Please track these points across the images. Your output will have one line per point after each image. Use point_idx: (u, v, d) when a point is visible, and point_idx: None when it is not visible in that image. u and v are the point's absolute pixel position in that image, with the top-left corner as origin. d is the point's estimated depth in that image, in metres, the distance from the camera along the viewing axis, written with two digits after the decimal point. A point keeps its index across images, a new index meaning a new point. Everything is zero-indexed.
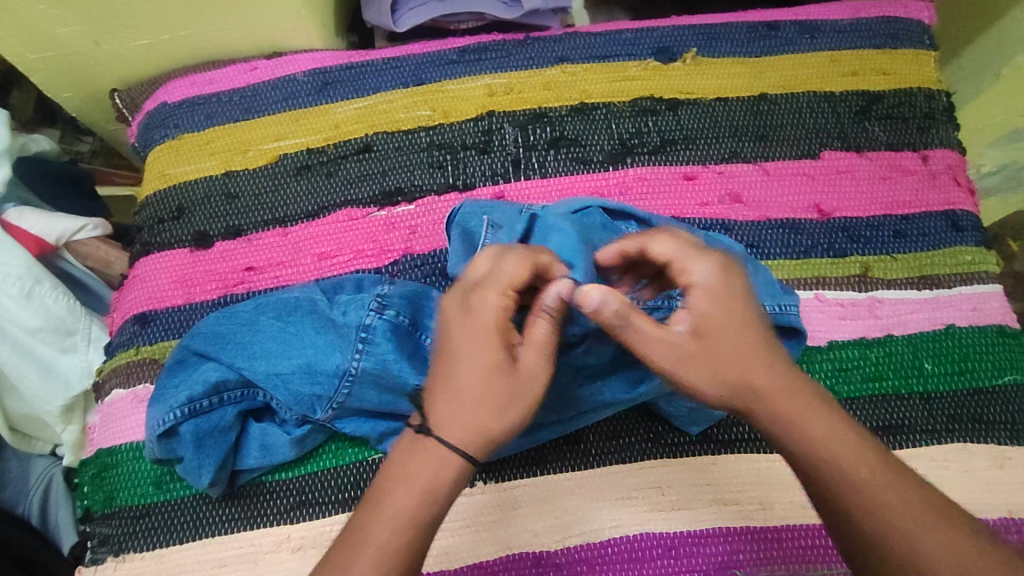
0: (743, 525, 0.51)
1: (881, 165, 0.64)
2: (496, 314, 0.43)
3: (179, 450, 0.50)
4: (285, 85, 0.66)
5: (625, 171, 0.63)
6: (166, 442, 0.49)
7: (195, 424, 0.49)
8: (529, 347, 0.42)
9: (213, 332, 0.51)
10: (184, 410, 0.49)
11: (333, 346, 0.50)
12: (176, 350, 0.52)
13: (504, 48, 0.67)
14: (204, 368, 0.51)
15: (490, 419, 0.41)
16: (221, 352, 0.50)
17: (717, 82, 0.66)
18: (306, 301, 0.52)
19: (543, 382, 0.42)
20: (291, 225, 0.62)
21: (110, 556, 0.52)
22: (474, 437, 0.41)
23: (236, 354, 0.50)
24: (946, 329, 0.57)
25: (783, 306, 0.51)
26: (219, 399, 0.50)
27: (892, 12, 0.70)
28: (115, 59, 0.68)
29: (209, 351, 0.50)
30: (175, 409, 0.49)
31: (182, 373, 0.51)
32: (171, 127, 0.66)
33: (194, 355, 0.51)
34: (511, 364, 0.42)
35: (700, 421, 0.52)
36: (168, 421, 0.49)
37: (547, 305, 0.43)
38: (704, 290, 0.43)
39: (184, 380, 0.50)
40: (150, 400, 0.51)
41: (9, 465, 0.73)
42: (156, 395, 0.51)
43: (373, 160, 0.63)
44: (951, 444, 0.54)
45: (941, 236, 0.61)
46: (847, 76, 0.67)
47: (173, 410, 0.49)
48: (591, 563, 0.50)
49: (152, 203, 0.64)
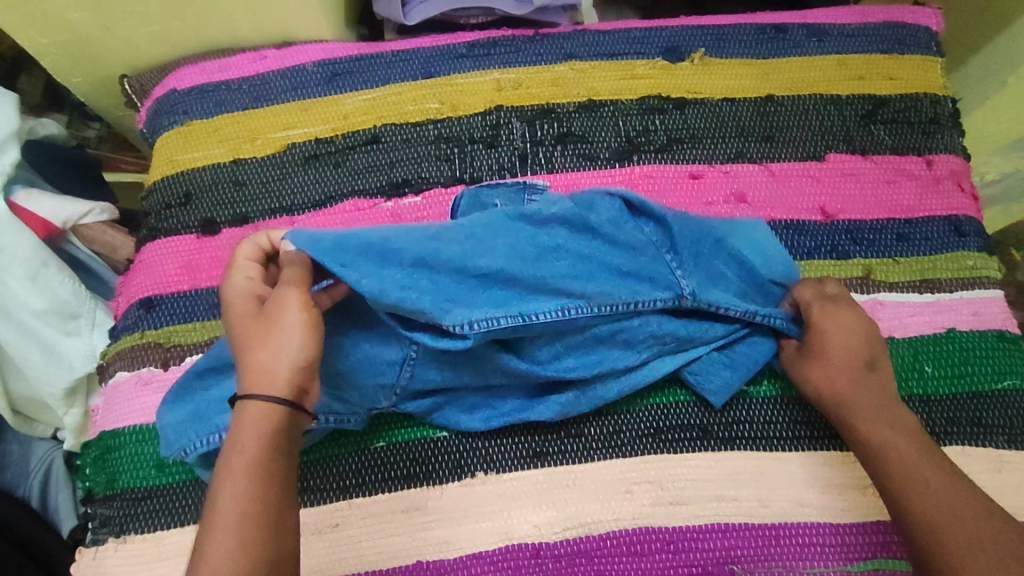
0: (742, 521, 0.51)
1: (885, 169, 0.64)
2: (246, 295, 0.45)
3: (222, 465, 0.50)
4: (294, 75, 0.67)
5: (631, 168, 0.63)
6: (204, 454, 0.49)
7: None
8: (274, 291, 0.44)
9: None
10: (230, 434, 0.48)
11: (388, 337, 0.49)
12: (210, 358, 0.49)
13: (513, 44, 0.68)
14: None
15: (261, 354, 0.42)
16: None
17: (725, 82, 0.67)
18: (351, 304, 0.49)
19: (292, 305, 0.43)
20: (299, 214, 0.62)
21: (111, 537, 0.52)
22: (264, 376, 0.41)
23: None
24: (946, 332, 0.58)
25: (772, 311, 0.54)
26: None
27: (900, 18, 0.70)
28: (126, 45, 0.69)
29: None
30: (218, 430, 0.48)
31: (216, 384, 0.50)
32: (180, 114, 0.66)
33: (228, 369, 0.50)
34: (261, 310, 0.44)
35: (730, 388, 0.54)
36: (213, 441, 0.48)
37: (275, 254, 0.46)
38: (822, 320, 0.54)
39: (219, 396, 0.49)
40: (171, 397, 0.50)
41: (10, 447, 0.74)
42: (183, 395, 0.50)
43: (381, 151, 0.64)
44: (949, 446, 0.54)
45: (943, 241, 0.62)
46: (854, 79, 0.67)
47: (217, 432, 0.48)
48: (591, 555, 0.50)
49: (159, 188, 0.64)
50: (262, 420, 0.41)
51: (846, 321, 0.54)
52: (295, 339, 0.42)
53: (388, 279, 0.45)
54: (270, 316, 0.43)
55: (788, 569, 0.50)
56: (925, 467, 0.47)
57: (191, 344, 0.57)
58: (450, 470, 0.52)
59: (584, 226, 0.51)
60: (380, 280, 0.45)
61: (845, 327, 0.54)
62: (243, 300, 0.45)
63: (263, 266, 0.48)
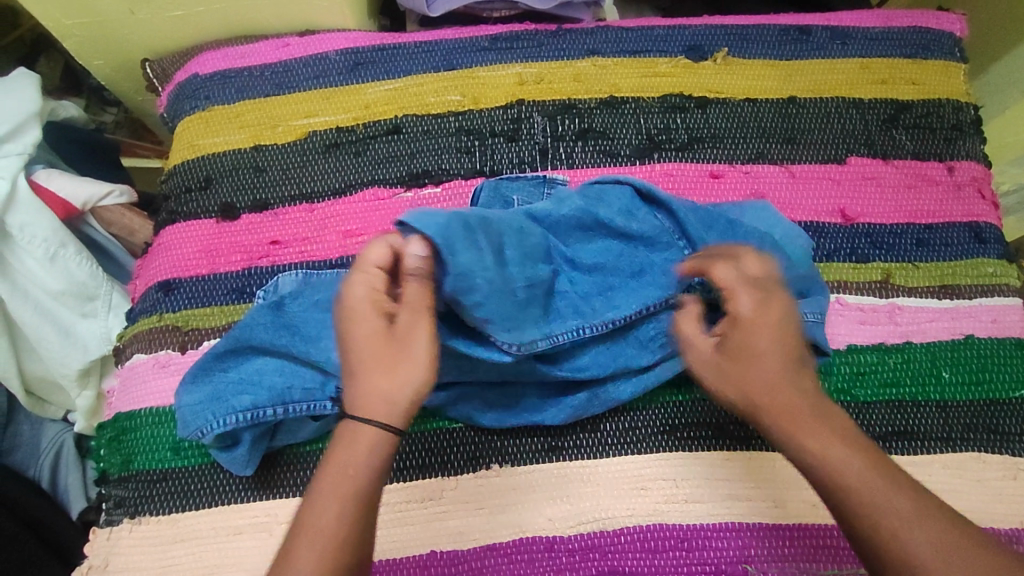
0: (756, 521, 0.51)
1: (906, 173, 0.64)
2: (371, 301, 0.41)
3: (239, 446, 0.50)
4: (316, 63, 0.67)
5: (652, 166, 0.63)
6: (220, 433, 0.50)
7: (256, 427, 0.50)
8: (407, 312, 0.41)
9: (276, 323, 0.50)
10: (246, 415, 0.48)
11: None
12: (229, 339, 0.50)
13: (536, 38, 0.68)
14: (259, 364, 0.50)
15: (386, 383, 0.40)
16: (291, 346, 0.49)
17: (747, 83, 0.67)
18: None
19: (429, 339, 0.41)
20: (318, 202, 0.62)
21: (126, 518, 0.52)
22: (383, 406, 0.40)
23: (309, 344, 0.49)
24: (965, 338, 0.58)
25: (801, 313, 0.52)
26: (284, 411, 0.49)
27: (924, 23, 0.70)
28: (149, 28, 0.69)
29: (271, 348, 0.50)
30: (236, 412, 0.48)
31: (234, 365, 0.50)
32: (201, 99, 0.66)
33: (247, 351, 0.50)
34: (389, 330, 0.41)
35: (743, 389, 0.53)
36: (230, 423, 0.48)
37: (412, 267, 0.41)
38: (754, 318, 0.43)
39: (237, 377, 0.50)
40: (189, 377, 0.50)
41: (21, 429, 0.74)
42: (201, 375, 0.50)
43: (402, 142, 0.64)
44: (965, 452, 0.54)
45: (963, 247, 0.61)
46: (877, 83, 0.67)
47: (235, 413, 0.48)
48: (604, 550, 0.50)
49: (180, 172, 0.64)
50: (377, 449, 0.40)
51: (778, 315, 0.43)
52: (420, 372, 0.41)
53: (476, 263, 0.44)
54: (398, 342, 0.41)
55: (801, 570, 0.50)
56: (881, 486, 0.39)
57: (209, 327, 0.57)
58: (466, 461, 0.53)
59: (594, 222, 0.53)
60: (482, 271, 0.44)
61: (772, 323, 0.43)
62: (369, 311, 0.41)
63: (390, 271, 0.42)
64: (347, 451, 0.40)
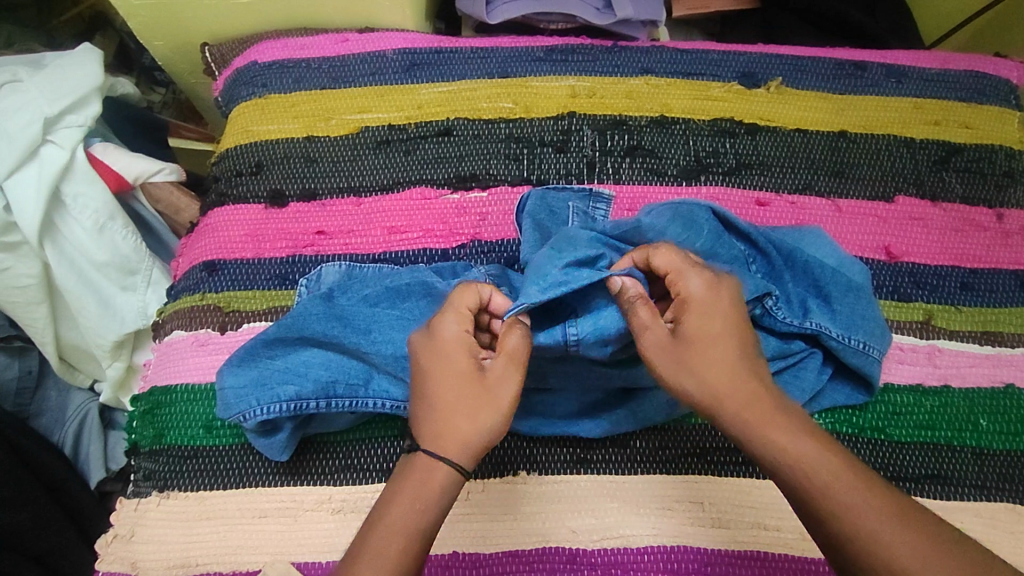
0: (783, 552, 0.50)
1: (954, 217, 0.63)
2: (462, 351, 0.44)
3: (280, 432, 0.51)
4: (373, 60, 0.68)
5: (698, 188, 0.63)
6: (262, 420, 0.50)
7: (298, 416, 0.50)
8: (500, 356, 0.44)
9: (331, 314, 0.51)
10: (290, 406, 0.49)
11: None
12: (284, 330, 0.50)
13: (591, 53, 0.69)
14: (307, 356, 0.51)
15: (466, 424, 0.42)
16: (340, 337, 0.50)
17: (799, 113, 0.67)
18: (418, 285, 0.52)
19: (512, 389, 0.43)
20: (365, 196, 0.62)
21: (154, 491, 0.53)
22: (457, 445, 0.42)
23: (359, 337, 0.50)
24: (1005, 388, 0.57)
25: (851, 343, 0.53)
26: (326, 403, 0.49)
27: (980, 68, 0.70)
28: (213, 13, 0.70)
29: (323, 340, 0.51)
30: (281, 402, 0.49)
31: (281, 354, 0.51)
32: (258, 86, 0.67)
33: (293, 340, 0.51)
34: (478, 372, 0.44)
35: None
36: (273, 412, 0.49)
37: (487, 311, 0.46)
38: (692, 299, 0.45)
39: (283, 368, 0.50)
40: (235, 359, 0.51)
41: (47, 394, 0.74)
42: (247, 361, 0.50)
43: (452, 144, 0.64)
44: (999, 502, 0.53)
45: (1007, 295, 0.61)
46: (929, 124, 0.67)
47: (280, 402, 0.49)
48: (626, 567, 0.50)
49: (231, 156, 0.65)
50: (446, 486, 0.42)
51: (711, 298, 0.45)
52: (496, 421, 0.43)
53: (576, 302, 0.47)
54: (489, 385, 0.43)
55: None
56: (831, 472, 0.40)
57: (250, 311, 0.58)
58: (494, 466, 0.53)
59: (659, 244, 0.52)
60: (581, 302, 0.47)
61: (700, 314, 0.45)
62: (464, 350, 0.44)
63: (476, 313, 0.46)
64: (415, 481, 0.42)
